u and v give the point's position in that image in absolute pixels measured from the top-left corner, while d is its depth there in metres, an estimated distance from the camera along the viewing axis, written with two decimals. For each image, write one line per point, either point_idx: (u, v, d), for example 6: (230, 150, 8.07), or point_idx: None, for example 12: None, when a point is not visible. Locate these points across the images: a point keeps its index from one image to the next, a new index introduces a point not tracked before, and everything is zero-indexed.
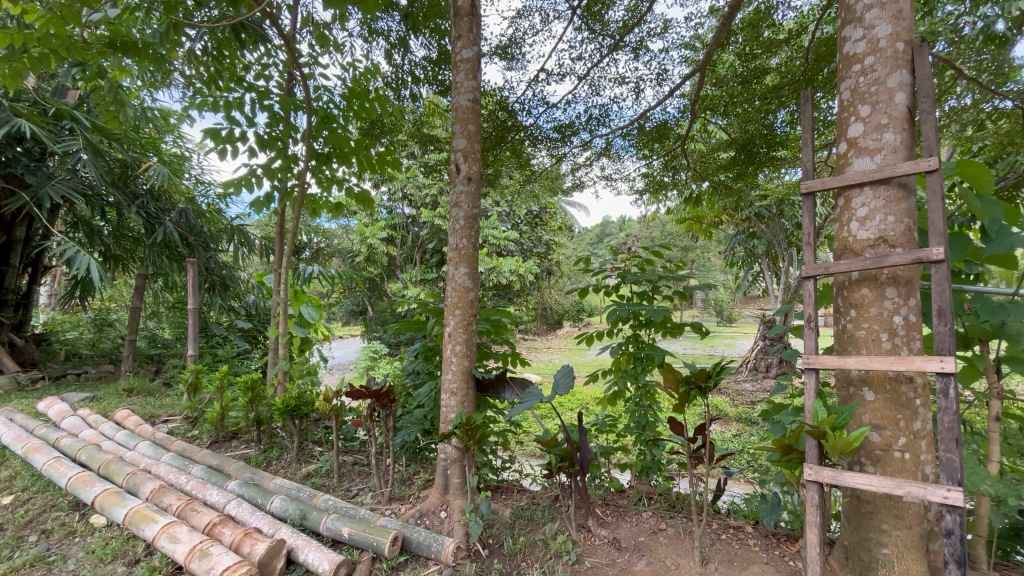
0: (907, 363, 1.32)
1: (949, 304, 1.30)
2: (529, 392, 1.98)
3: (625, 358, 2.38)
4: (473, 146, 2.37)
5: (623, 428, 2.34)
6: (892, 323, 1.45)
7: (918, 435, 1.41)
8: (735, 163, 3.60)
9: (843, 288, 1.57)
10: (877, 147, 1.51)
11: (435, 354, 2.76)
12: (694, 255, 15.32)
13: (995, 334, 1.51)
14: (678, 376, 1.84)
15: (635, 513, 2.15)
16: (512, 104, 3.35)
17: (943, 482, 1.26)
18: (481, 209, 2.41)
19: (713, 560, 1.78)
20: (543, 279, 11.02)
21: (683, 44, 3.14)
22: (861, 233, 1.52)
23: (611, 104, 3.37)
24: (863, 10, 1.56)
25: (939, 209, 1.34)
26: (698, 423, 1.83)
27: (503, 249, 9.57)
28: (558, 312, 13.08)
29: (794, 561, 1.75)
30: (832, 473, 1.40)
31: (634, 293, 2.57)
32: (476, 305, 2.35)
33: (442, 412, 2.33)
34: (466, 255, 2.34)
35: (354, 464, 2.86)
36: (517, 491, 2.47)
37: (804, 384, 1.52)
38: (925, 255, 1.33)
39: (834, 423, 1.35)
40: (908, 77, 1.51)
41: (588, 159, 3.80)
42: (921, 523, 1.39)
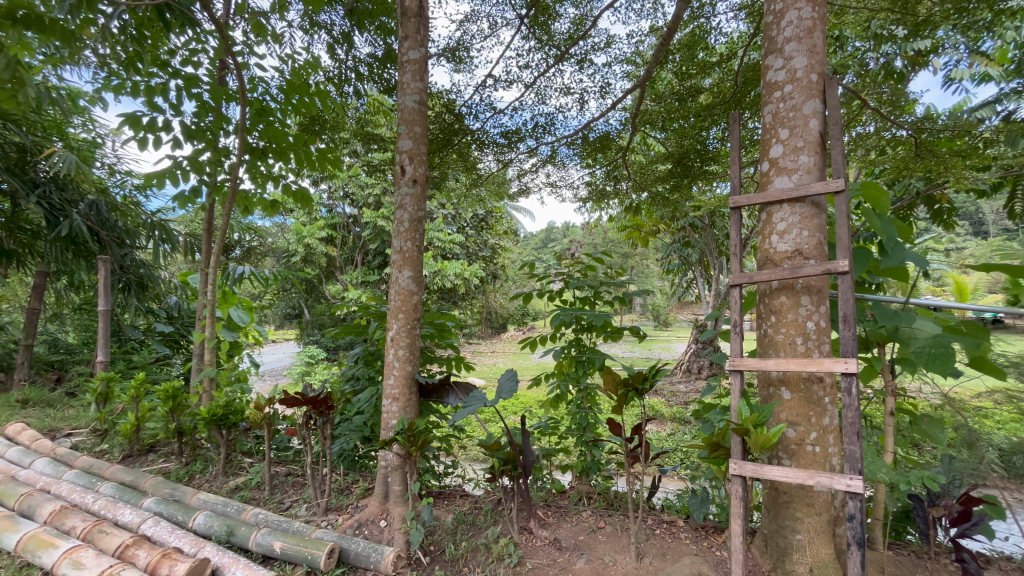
0: (818, 365, 1.45)
1: (853, 310, 1.45)
2: (472, 396, 1.97)
3: (567, 361, 2.44)
4: (419, 148, 2.34)
5: (565, 430, 2.40)
6: (805, 328, 1.59)
7: (827, 429, 1.55)
8: (672, 176, 3.79)
9: (765, 296, 1.70)
10: (794, 168, 1.66)
11: (376, 359, 2.68)
12: (633, 261, 15.96)
13: (890, 339, 1.70)
14: (617, 379, 1.91)
15: (575, 513, 2.21)
16: (459, 109, 3.35)
17: (847, 471, 1.38)
18: (426, 212, 2.38)
19: (648, 554, 1.86)
20: (488, 283, 11.05)
21: (625, 59, 3.28)
22: (780, 245, 1.66)
23: (557, 113, 3.45)
24: (783, 42, 1.71)
25: (845, 226, 1.49)
26: (635, 424, 1.92)
27: (448, 251, 9.48)
28: (503, 316, 13.16)
29: (720, 551, 1.86)
30: (754, 467, 1.51)
31: (577, 298, 2.64)
32: (419, 309, 2.32)
33: (384, 418, 2.28)
34: (410, 258, 2.31)
35: (287, 475, 2.72)
36: (459, 496, 2.45)
37: (730, 385, 1.63)
38: (833, 266, 1.47)
39: (756, 420, 1.46)
40: (821, 106, 1.66)
41: (534, 165, 3.86)
42: (829, 510, 1.53)
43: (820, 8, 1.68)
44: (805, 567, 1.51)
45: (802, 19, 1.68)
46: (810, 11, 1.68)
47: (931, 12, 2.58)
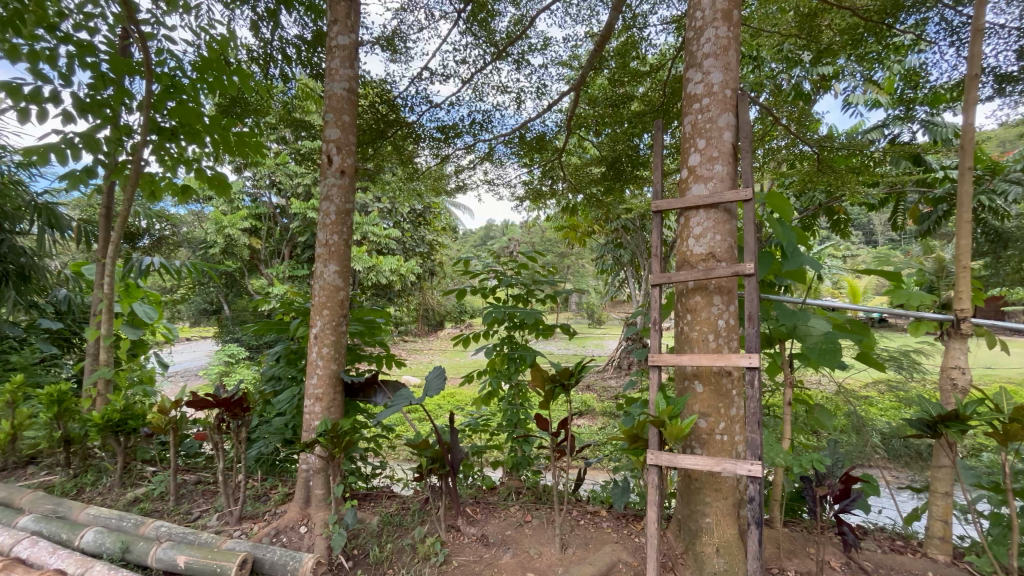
0: (726, 359, 1.56)
1: (757, 309, 1.57)
2: (399, 394, 1.94)
3: (499, 358, 2.45)
4: (347, 138, 2.25)
5: (497, 427, 2.42)
6: (717, 325, 1.71)
7: (733, 419, 1.68)
8: (605, 179, 3.93)
9: (682, 295, 1.80)
10: (709, 176, 1.77)
11: (299, 358, 2.55)
12: (569, 261, 16.35)
13: (789, 336, 1.87)
14: (544, 375, 1.96)
15: (504, 508, 2.23)
16: (394, 100, 3.24)
17: (749, 458, 1.50)
18: (355, 205, 2.30)
19: (572, 545, 1.92)
20: (425, 280, 10.86)
21: (561, 63, 3.34)
22: (696, 248, 1.77)
23: (494, 111, 3.45)
24: (702, 57, 1.82)
25: (752, 232, 1.61)
26: (561, 419, 1.97)
27: (383, 246, 9.20)
28: (440, 314, 12.97)
29: (639, 537, 1.96)
30: (668, 457, 1.60)
31: (510, 295, 2.66)
32: (346, 305, 2.24)
33: (306, 419, 2.18)
34: (336, 253, 2.22)
35: (196, 484, 2.52)
36: (387, 498, 2.39)
37: (649, 379, 1.71)
38: (741, 269, 1.59)
39: (671, 412, 1.55)
40: (734, 119, 1.79)
41: (471, 162, 3.84)
42: (733, 493, 1.65)
43: (734, 28, 1.81)
44: (712, 547, 1.63)
45: (718, 37, 1.80)
46: (726, 30, 1.80)
47: (832, 40, 2.83)
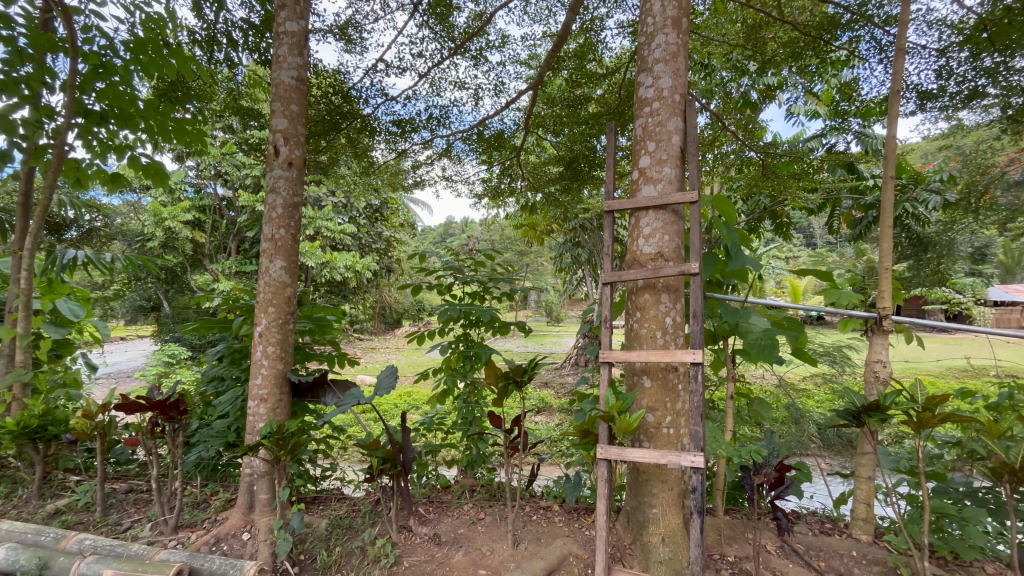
0: (672, 355, 1.62)
1: (701, 307, 1.64)
2: (349, 394, 1.89)
3: (455, 356, 2.43)
4: (296, 128, 2.16)
5: (451, 425, 2.40)
6: (664, 322, 1.78)
7: (679, 413, 1.74)
8: (562, 178, 3.97)
9: (632, 293, 1.86)
10: (658, 178, 1.83)
11: (243, 357, 2.43)
12: (528, 260, 16.46)
13: (732, 333, 1.96)
14: (498, 372, 1.96)
15: (457, 506, 2.22)
16: (347, 92, 3.13)
17: (692, 450, 1.55)
18: (304, 198, 2.21)
19: (524, 540, 1.93)
20: (382, 276, 10.63)
21: (519, 61, 3.35)
22: (646, 247, 1.82)
23: (452, 107, 3.42)
24: (653, 62, 1.87)
25: (697, 232, 1.67)
26: (514, 416, 1.99)
27: (338, 242, 8.92)
28: (397, 312, 12.73)
29: (589, 529, 2.01)
30: (617, 451, 1.63)
31: (467, 293, 2.64)
32: (293, 302, 2.16)
33: (250, 421, 2.09)
34: (283, 248, 2.13)
35: (127, 493, 2.36)
36: (337, 500, 2.33)
37: (599, 375, 1.75)
38: (686, 269, 1.65)
39: (620, 407, 1.59)
40: (682, 123, 1.85)
41: (429, 158, 3.79)
42: (679, 484, 1.72)
43: (683, 35, 1.88)
44: (658, 537, 1.69)
45: (668, 43, 1.86)
46: (675, 37, 1.86)
47: (775, 52, 3.01)
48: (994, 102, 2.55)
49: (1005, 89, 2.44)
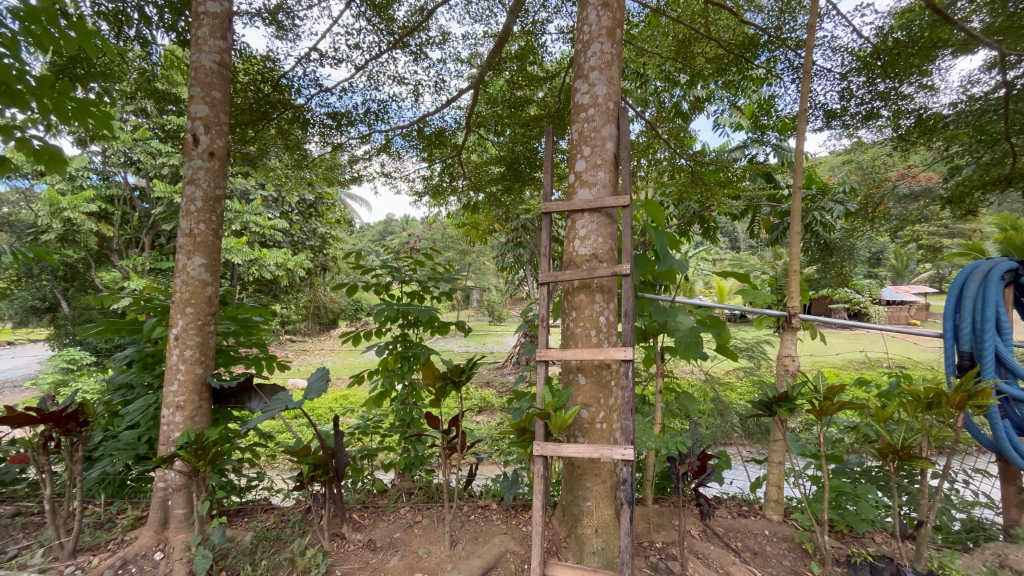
0: (605, 353, 1.67)
1: (631, 307, 1.71)
2: (275, 398, 1.79)
3: (392, 357, 2.38)
4: (218, 116, 2.02)
5: (388, 428, 2.35)
6: (598, 321, 1.84)
7: (611, 409, 1.81)
8: (504, 179, 3.99)
9: (568, 293, 1.91)
10: (593, 182, 1.89)
11: (156, 362, 2.24)
12: (470, 259, 16.38)
13: (661, 331, 2.06)
14: (436, 372, 1.94)
15: (393, 511, 2.18)
16: (275, 80, 2.94)
17: (623, 443, 1.61)
18: (226, 191, 2.07)
19: (461, 540, 1.93)
20: (316, 275, 10.16)
21: (459, 59, 3.33)
22: (581, 249, 1.87)
23: (390, 102, 3.33)
24: (589, 69, 1.93)
25: (629, 234, 1.75)
26: (452, 417, 1.98)
27: (268, 238, 8.41)
28: (333, 312, 12.20)
29: (526, 525, 2.05)
30: (552, 447, 1.66)
31: (406, 292, 2.59)
32: (215, 302, 2.03)
33: (164, 431, 1.93)
34: (203, 244, 1.99)
35: (15, 516, 2.10)
36: (264, 511, 2.20)
37: (536, 374, 1.78)
38: (619, 270, 1.72)
39: (555, 405, 1.62)
40: (615, 130, 1.93)
41: (367, 153, 3.67)
42: (610, 477, 1.79)
43: (617, 45, 1.95)
44: (592, 528, 1.75)
45: (603, 52, 1.93)
46: (609, 47, 1.93)
47: (702, 67, 3.19)
48: (886, 123, 2.89)
49: (896, 111, 2.78)
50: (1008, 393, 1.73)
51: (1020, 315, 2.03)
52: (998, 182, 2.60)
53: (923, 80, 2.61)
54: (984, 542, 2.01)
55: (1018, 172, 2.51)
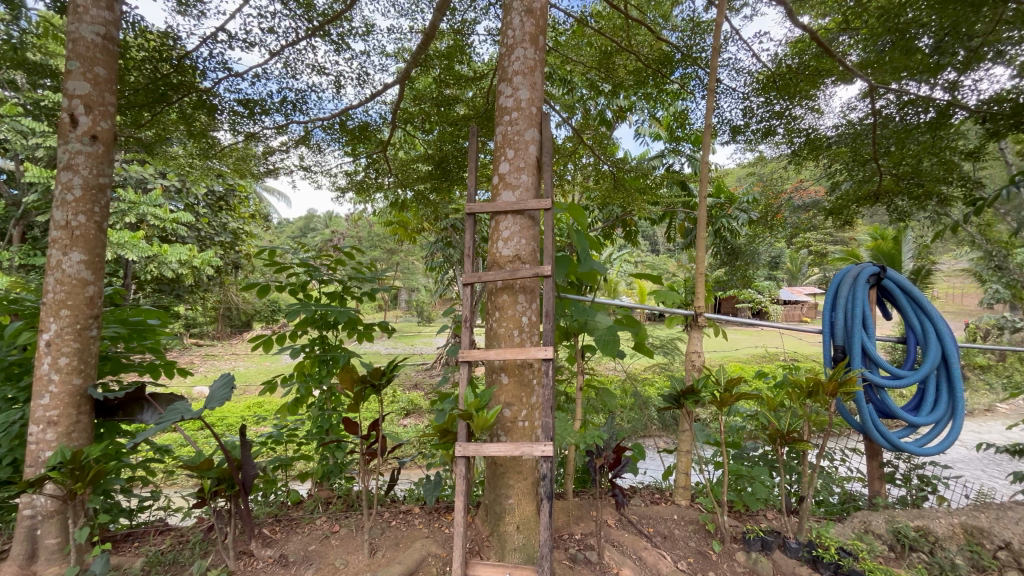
0: (526, 353, 1.70)
1: (552, 307, 1.76)
2: (170, 409, 1.62)
3: (309, 361, 2.26)
4: (102, 95, 1.81)
5: (305, 435, 2.22)
6: (521, 321, 1.88)
7: (533, 407, 1.85)
8: (431, 177, 3.93)
9: (491, 294, 1.92)
10: (516, 185, 1.92)
11: (24, 372, 1.95)
12: (398, 258, 15.95)
13: (581, 330, 2.13)
14: (354, 376, 1.86)
15: (308, 522, 2.08)
16: (177, 60, 2.64)
17: (543, 440, 1.64)
18: (113, 180, 1.86)
19: (381, 547, 1.88)
20: (227, 274, 9.36)
21: (384, 53, 3.24)
22: (504, 250, 1.89)
23: (309, 92, 3.16)
24: (512, 73, 1.96)
25: (551, 236, 1.79)
26: (371, 421, 1.91)
27: (170, 232, 7.61)
28: (246, 314, 11.32)
29: (449, 527, 2.03)
30: (475, 447, 1.66)
31: (324, 293, 2.46)
32: (98, 304, 1.81)
33: (32, 451, 1.70)
34: (83, 238, 1.77)
35: None
36: (159, 533, 2.00)
37: (459, 375, 1.77)
38: (541, 271, 1.76)
39: (478, 404, 1.62)
40: (538, 134, 1.98)
41: (284, 144, 3.45)
42: (532, 473, 1.82)
43: (540, 52, 2.00)
44: (513, 525, 1.78)
45: (526, 57, 1.97)
46: (533, 53, 1.98)
47: (623, 78, 3.34)
48: (782, 139, 3.21)
49: (789, 130, 3.10)
50: (871, 380, 1.98)
51: (883, 312, 2.33)
52: (869, 197, 3.03)
53: (811, 103, 2.93)
54: (853, 511, 2.30)
55: (883, 189, 2.94)
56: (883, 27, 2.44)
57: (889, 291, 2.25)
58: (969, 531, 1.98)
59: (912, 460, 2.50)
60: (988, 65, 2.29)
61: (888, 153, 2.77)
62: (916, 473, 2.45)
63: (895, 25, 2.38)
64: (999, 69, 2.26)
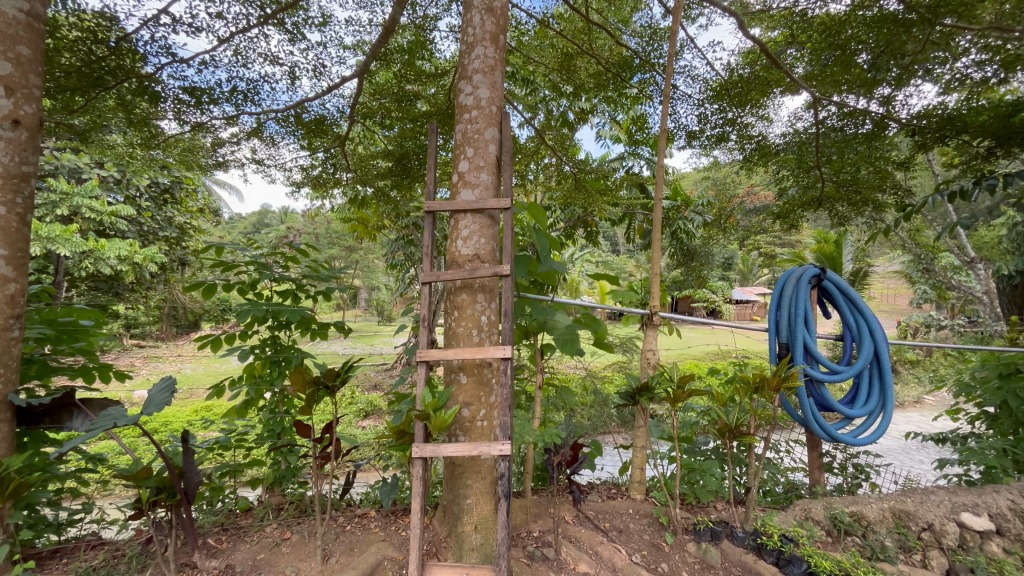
0: (485, 351, 1.70)
1: (510, 306, 1.76)
2: (102, 415, 1.52)
3: (260, 363, 2.17)
4: (26, 77, 1.67)
5: (255, 439, 2.14)
6: (480, 320, 1.87)
7: (492, 406, 1.85)
8: (391, 173, 3.85)
9: (450, 292, 1.91)
10: (476, 183, 1.91)
11: None
12: (357, 256, 15.56)
13: (540, 329, 2.14)
14: (307, 378, 1.80)
15: (257, 530, 2.00)
16: (114, 42, 2.47)
17: (501, 440, 1.64)
18: (39, 168, 1.72)
19: (335, 553, 1.83)
20: (173, 271, 8.85)
21: (342, 45, 3.15)
22: (464, 248, 1.88)
23: (262, 82, 3.03)
24: (472, 71, 1.95)
25: (510, 235, 1.79)
26: (325, 423, 1.86)
27: (108, 226, 7.11)
28: (193, 314, 10.74)
29: (405, 530, 2.01)
30: (432, 448, 1.64)
31: (277, 292, 2.37)
32: (20, 302, 1.67)
33: None
34: (3, 231, 1.62)
35: None
36: (91, 548, 1.87)
37: (416, 375, 1.74)
38: (500, 270, 1.76)
39: (435, 405, 1.61)
40: (498, 134, 1.98)
41: (234, 136, 3.30)
42: (490, 473, 1.82)
43: (500, 51, 2.00)
44: (471, 526, 1.77)
45: (486, 56, 1.96)
46: (493, 52, 1.97)
47: (585, 80, 3.39)
48: (734, 145, 3.35)
49: (740, 136, 3.23)
50: (812, 375, 2.10)
51: (824, 311, 2.47)
52: (812, 203, 3.20)
53: (761, 111, 3.06)
54: (795, 499, 2.43)
55: (825, 195, 3.11)
56: (825, 42, 2.58)
57: (828, 292, 2.38)
58: (897, 514, 2.13)
59: (847, 450, 2.66)
60: (917, 81, 2.47)
61: (830, 161, 2.94)
62: (852, 462, 2.61)
63: (836, 41, 2.52)
64: (927, 85, 2.47)
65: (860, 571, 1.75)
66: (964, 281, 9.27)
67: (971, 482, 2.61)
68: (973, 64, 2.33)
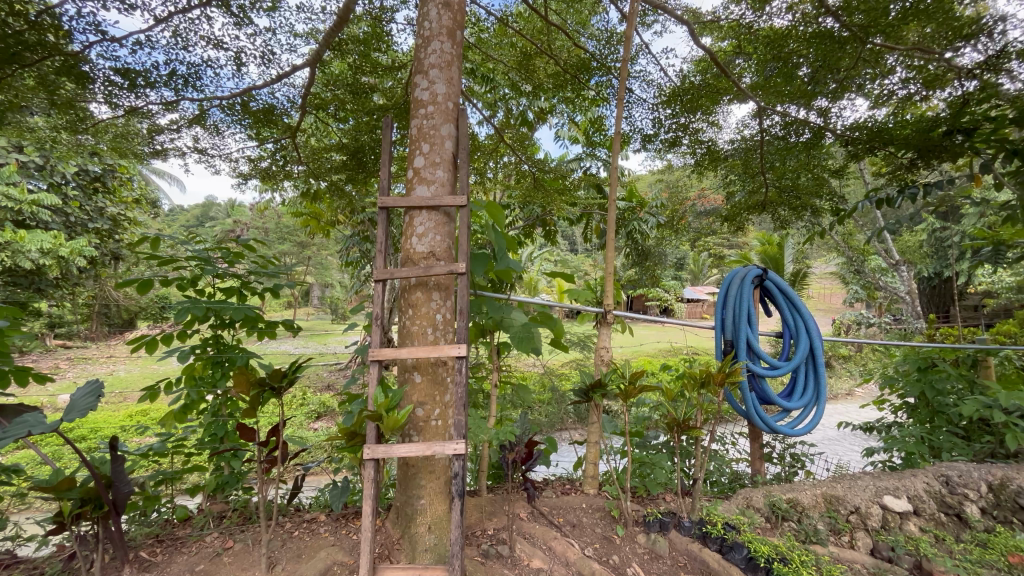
0: (439, 349, 1.68)
1: (465, 304, 1.75)
2: (17, 422, 1.39)
3: (201, 363, 2.06)
4: None
5: (195, 445, 2.02)
6: (434, 319, 1.85)
7: (446, 405, 1.84)
8: (346, 167, 3.74)
9: (404, 290, 1.87)
10: (432, 180, 1.89)
11: None
12: (310, 252, 15.01)
13: (496, 327, 2.13)
14: (251, 379, 1.72)
15: (196, 540, 1.89)
16: (34, 15, 2.26)
17: (455, 438, 1.63)
18: None
19: (281, 561, 1.76)
20: (104, 266, 8.21)
21: (293, 32, 3.02)
22: (419, 246, 1.85)
23: (205, 66, 2.86)
24: (429, 66, 1.92)
25: (465, 233, 1.77)
26: (271, 426, 1.78)
27: (28, 216, 6.50)
28: (128, 312, 10.02)
29: (357, 533, 1.96)
30: (384, 448, 1.60)
31: (221, 289, 2.24)
32: None
33: None
34: None
35: None
36: (3, 568, 1.71)
37: (369, 375, 1.70)
38: (455, 268, 1.75)
39: (388, 404, 1.57)
40: (455, 130, 1.96)
41: (174, 123, 3.10)
42: (444, 472, 1.81)
43: (457, 46, 1.98)
44: (424, 526, 1.75)
45: (443, 51, 1.94)
46: (450, 47, 1.95)
47: (544, 80, 3.41)
48: (686, 150, 3.48)
49: (692, 141, 3.35)
50: (754, 370, 2.20)
51: (767, 310, 2.60)
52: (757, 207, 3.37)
53: (711, 118, 3.19)
54: (739, 489, 2.56)
55: (768, 200, 3.28)
56: (770, 54, 2.71)
57: (770, 292, 2.51)
58: (828, 499, 2.28)
59: (786, 440, 2.82)
60: (851, 95, 2.64)
61: (773, 168, 3.10)
62: (789, 452, 2.77)
63: (780, 54, 2.67)
64: (859, 99, 2.65)
65: (795, 554, 1.86)
66: (890, 282, 10.04)
67: (893, 467, 2.83)
68: (898, 82, 2.51)
